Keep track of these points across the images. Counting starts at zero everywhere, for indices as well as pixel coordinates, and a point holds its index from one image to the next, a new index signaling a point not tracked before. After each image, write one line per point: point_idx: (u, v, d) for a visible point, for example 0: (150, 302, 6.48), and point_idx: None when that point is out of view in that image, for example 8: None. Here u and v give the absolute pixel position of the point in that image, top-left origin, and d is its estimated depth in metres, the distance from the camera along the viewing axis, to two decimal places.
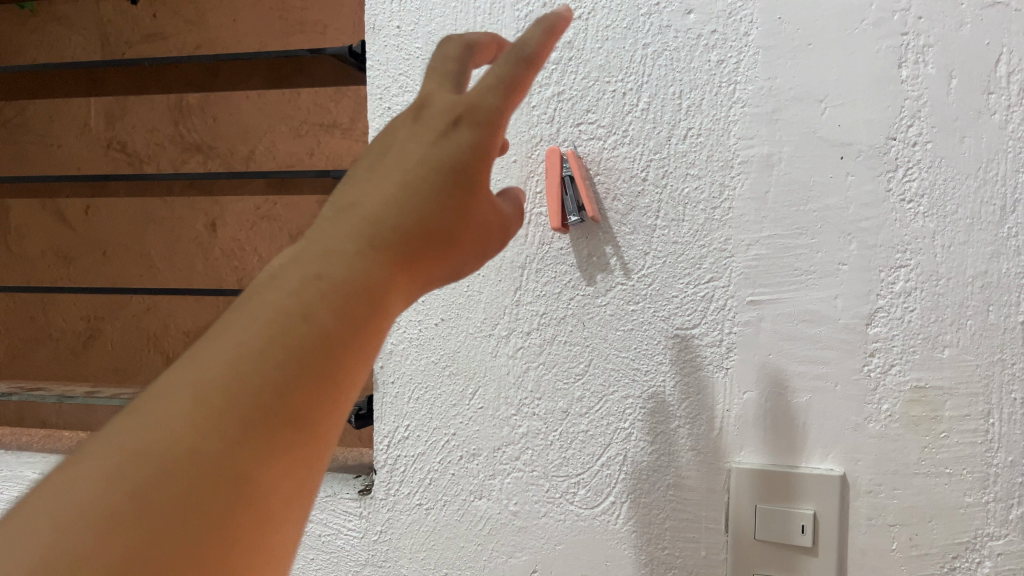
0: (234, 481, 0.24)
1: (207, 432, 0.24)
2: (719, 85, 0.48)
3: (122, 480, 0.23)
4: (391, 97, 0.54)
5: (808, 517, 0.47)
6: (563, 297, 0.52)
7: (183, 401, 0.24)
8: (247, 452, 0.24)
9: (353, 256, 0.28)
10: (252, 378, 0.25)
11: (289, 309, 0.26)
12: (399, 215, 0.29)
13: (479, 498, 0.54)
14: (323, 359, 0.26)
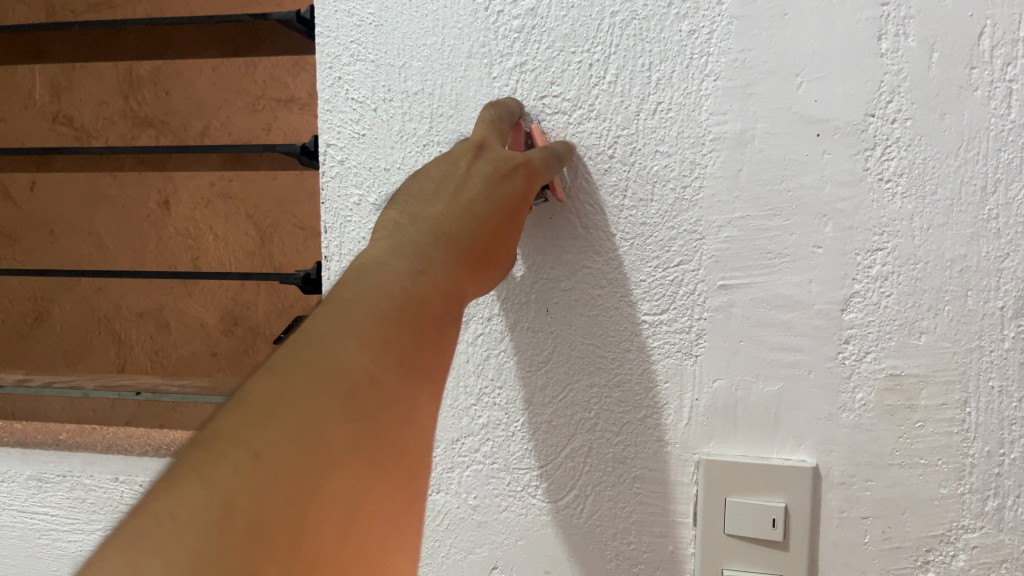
0: (383, 462, 0.26)
1: (360, 409, 0.25)
2: (691, 57, 0.45)
3: (307, 451, 0.23)
4: (341, 67, 0.51)
5: (779, 511, 0.45)
6: (526, 281, 0.49)
7: (327, 378, 0.25)
8: (370, 441, 0.25)
9: (421, 274, 0.33)
10: (361, 373, 0.26)
11: (375, 318, 0.29)
12: (450, 245, 0.36)
13: (436, 492, 0.51)
14: (420, 359, 0.30)
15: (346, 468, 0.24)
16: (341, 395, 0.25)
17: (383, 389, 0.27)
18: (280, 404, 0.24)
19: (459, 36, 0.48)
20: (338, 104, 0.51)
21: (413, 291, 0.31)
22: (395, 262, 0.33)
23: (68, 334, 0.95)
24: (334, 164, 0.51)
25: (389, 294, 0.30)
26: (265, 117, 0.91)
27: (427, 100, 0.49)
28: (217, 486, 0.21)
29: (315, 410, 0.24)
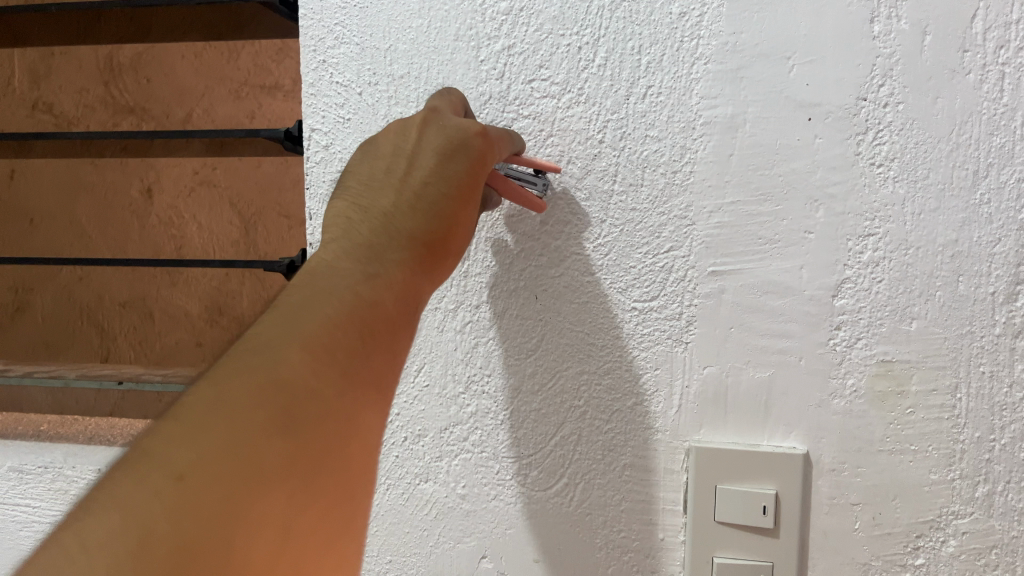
0: (342, 469, 0.26)
1: (295, 425, 0.25)
2: (681, 40, 0.44)
3: (263, 460, 0.23)
4: (326, 49, 0.50)
5: (770, 498, 0.44)
6: (514, 268, 0.48)
7: (264, 396, 0.25)
8: (310, 460, 0.25)
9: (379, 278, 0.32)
10: (299, 388, 0.26)
11: (318, 330, 0.28)
12: (404, 241, 0.34)
13: (424, 481, 0.51)
14: (365, 371, 0.29)
15: (305, 473, 0.25)
16: (302, 401, 0.26)
17: (345, 398, 0.27)
18: (242, 406, 0.24)
19: (446, 19, 0.47)
20: (322, 88, 0.50)
21: (374, 296, 0.31)
22: (356, 265, 0.32)
23: (48, 326, 0.91)
24: (319, 149, 0.50)
25: (352, 297, 0.30)
26: (249, 104, 0.89)
27: (414, 84, 0.48)
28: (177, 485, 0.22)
29: (275, 415, 0.25)
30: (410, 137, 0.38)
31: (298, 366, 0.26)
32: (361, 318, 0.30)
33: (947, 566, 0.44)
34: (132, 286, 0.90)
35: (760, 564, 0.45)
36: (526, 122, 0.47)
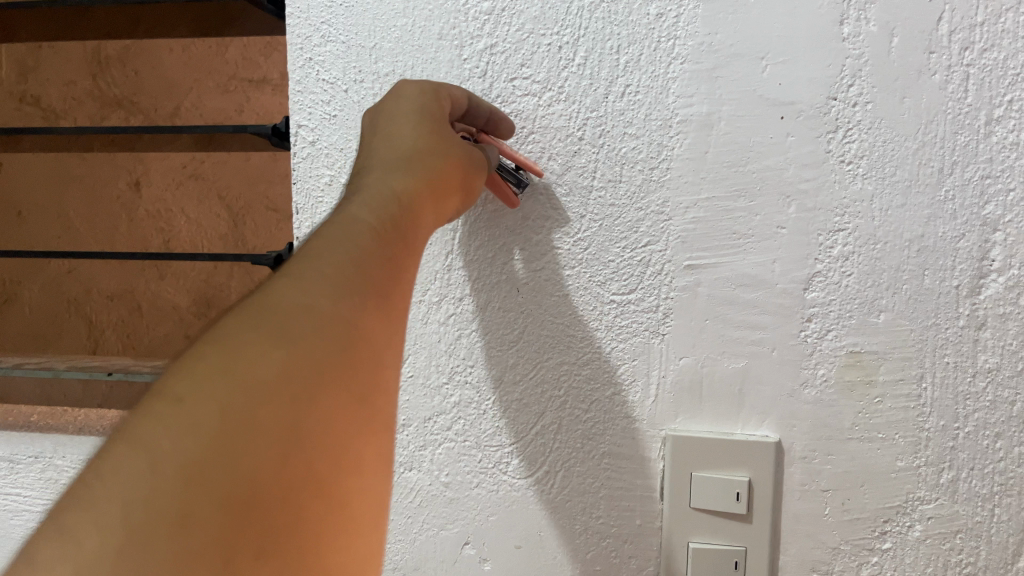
0: (362, 378, 0.26)
1: (298, 343, 0.25)
2: (658, 40, 0.46)
3: (262, 374, 0.24)
4: (312, 47, 0.51)
5: (742, 484, 0.46)
6: (496, 262, 0.49)
7: (266, 326, 0.26)
8: (322, 370, 0.25)
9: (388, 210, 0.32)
10: (302, 312, 0.26)
11: (324, 262, 0.29)
12: (413, 176, 0.35)
13: (409, 470, 0.52)
14: (377, 289, 0.29)
15: (320, 388, 0.25)
16: (305, 320, 0.26)
17: (360, 318, 0.27)
18: (247, 338, 0.25)
19: (430, 18, 0.49)
20: (308, 85, 0.51)
21: (379, 230, 0.31)
22: (361, 202, 0.32)
23: (42, 316, 0.94)
24: (305, 145, 0.51)
25: (359, 227, 0.30)
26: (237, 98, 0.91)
27: (398, 81, 0.50)
28: (184, 418, 0.23)
29: (276, 337, 0.25)
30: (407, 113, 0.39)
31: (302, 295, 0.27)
32: (369, 247, 0.30)
33: (913, 550, 0.45)
34: (122, 277, 0.93)
35: (733, 548, 0.46)
36: (508, 120, 0.48)
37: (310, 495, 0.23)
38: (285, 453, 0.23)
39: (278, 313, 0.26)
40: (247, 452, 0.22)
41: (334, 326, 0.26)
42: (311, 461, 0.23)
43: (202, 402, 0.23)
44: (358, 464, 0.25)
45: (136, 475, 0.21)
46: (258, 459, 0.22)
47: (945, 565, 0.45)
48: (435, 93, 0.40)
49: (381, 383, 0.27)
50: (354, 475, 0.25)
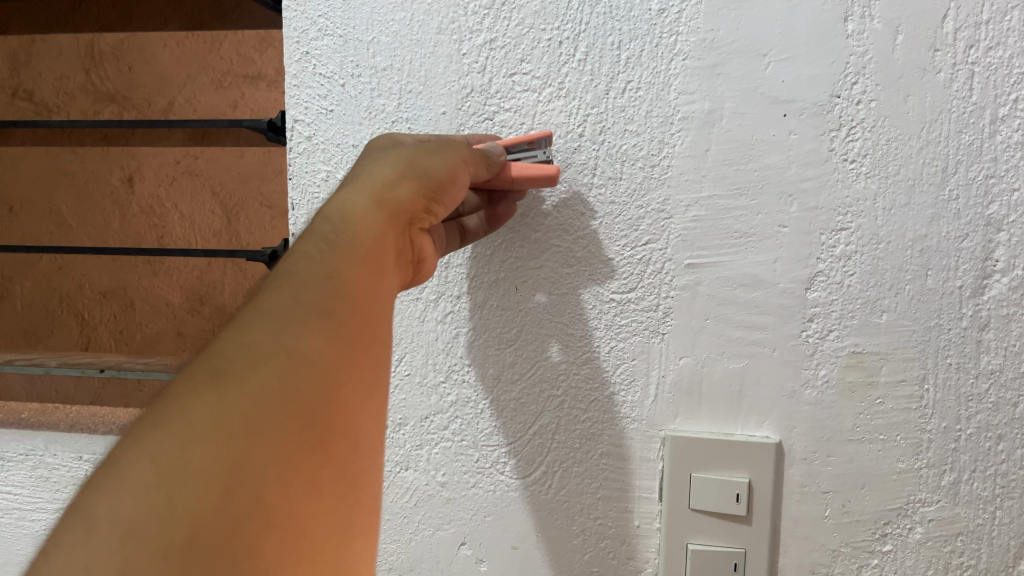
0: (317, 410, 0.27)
1: (243, 385, 0.25)
2: (660, 36, 0.45)
3: (205, 419, 0.24)
4: (308, 41, 0.50)
5: (743, 486, 0.45)
6: (495, 260, 0.49)
7: (210, 371, 0.26)
8: (270, 406, 0.25)
9: (339, 237, 0.32)
10: (245, 356, 0.27)
11: (273, 303, 0.29)
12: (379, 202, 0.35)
13: (405, 469, 0.51)
14: (332, 322, 0.29)
15: (264, 422, 0.25)
16: (248, 360, 0.26)
17: (308, 349, 0.28)
18: (189, 386, 0.25)
19: (429, 11, 0.48)
20: (305, 79, 0.50)
21: (329, 259, 0.31)
22: (312, 233, 0.33)
23: (31, 312, 0.94)
24: (301, 140, 0.51)
25: (315, 266, 0.31)
26: (229, 94, 0.90)
27: (396, 76, 0.49)
28: (127, 475, 0.23)
29: (220, 382, 0.25)
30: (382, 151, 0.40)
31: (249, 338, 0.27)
32: (317, 279, 0.30)
33: (914, 553, 0.45)
34: (111, 275, 0.93)
35: (732, 550, 0.46)
36: (507, 115, 0.48)
37: (263, 526, 0.23)
38: (230, 488, 0.23)
39: (219, 361, 0.26)
40: (187, 497, 0.22)
41: (276, 362, 0.27)
42: (259, 493, 0.23)
43: (141, 460, 0.23)
44: (315, 491, 0.25)
45: (79, 538, 0.21)
46: (200, 500, 0.22)
47: (946, 567, 0.45)
48: (391, 137, 0.42)
49: (337, 408, 0.27)
50: (310, 504, 0.25)
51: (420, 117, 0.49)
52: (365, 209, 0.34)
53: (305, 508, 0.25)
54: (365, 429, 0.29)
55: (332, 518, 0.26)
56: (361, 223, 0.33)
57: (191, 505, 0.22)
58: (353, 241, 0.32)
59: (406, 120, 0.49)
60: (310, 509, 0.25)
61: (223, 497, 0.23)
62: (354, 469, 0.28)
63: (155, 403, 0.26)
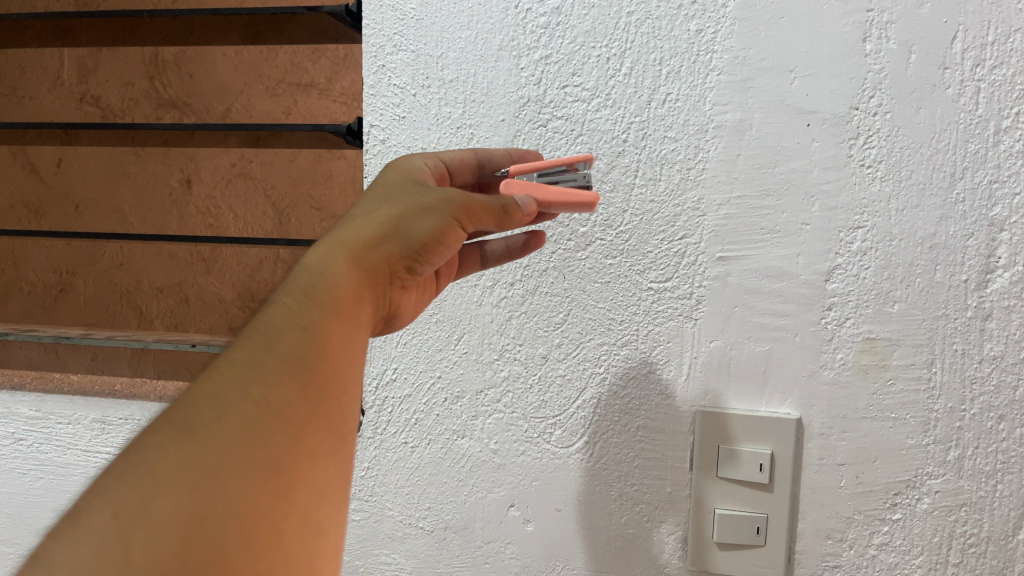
0: (266, 483, 0.31)
1: (203, 447, 0.30)
2: (697, 54, 0.51)
3: (170, 471, 0.29)
4: (385, 55, 0.56)
5: (766, 456, 0.51)
6: (546, 251, 0.55)
7: (179, 427, 0.30)
8: (227, 471, 0.30)
9: (317, 289, 0.37)
10: (209, 415, 0.31)
11: (242, 362, 0.33)
12: (356, 256, 0.39)
13: (461, 437, 0.57)
14: (285, 395, 0.33)
15: (228, 476, 0.30)
16: (213, 419, 0.31)
17: (272, 404, 0.33)
18: (163, 437, 0.30)
19: (492, 30, 0.54)
20: (381, 89, 0.57)
21: (304, 314, 0.36)
22: (292, 283, 0.37)
23: (92, 307, 0.90)
24: (377, 143, 0.57)
25: (278, 332, 0.35)
26: (284, 101, 0.83)
27: (461, 87, 0.55)
28: (98, 519, 0.27)
29: (190, 435, 0.30)
30: (377, 191, 0.42)
31: (217, 394, 0.32)
32: (289, 337, 0.35)
33: (921, 521, 0.50)
34: (168, 272, 0.88)
35: (755, 514, 0.51)
36: (559, 122, 0.54)
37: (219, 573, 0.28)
38: (188, 540, 0.28)
39: (191, 417, 0.31)
40: (150, 544, 0.27)
41: (244, 418, 0.32)
42: (218, 542, 0.29)
43: (112, 503, 0.27)
44: (272, 539, 0.31)
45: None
46: (164, 550, 0.27)
47: (951, 535, 0.49)
48: (411, 165, 0.44)
49: (295, 462, 0.33)
50: (263, 552, 0.30)
51: (481, 124, 0.55)
52: (341, 267, 0.38)
53: (262, 557, 0.30)
54: (320, 482, 0.34)
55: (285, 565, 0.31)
56: (339, 276, 0.38)
57: (155, 553, 0.27)
58: (330, 294, 0.37)
59: (469, 126, 0.55)
60: (261, 557, 0.30)
61: (183, 547, 0.27)
62: (310, 516, 0.33)
63: (129, 445, 0.30)
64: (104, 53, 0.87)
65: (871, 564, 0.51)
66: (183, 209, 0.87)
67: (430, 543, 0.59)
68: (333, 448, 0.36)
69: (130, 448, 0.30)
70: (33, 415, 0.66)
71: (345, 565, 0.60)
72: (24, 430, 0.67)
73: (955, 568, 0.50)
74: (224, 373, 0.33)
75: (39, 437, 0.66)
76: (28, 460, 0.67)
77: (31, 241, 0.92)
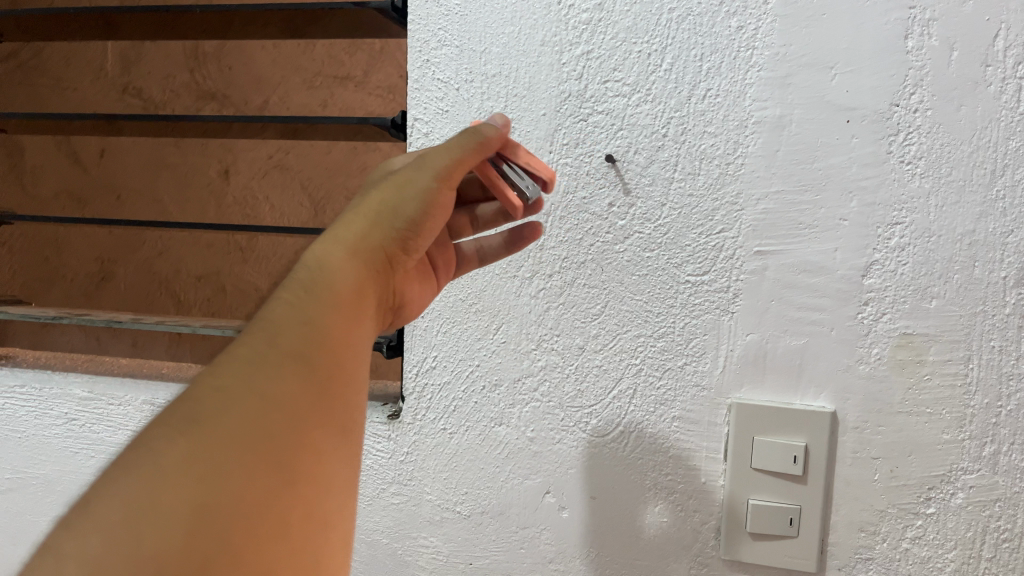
0: (274, 473, 0.33)
1: (210, 438, 0.32)
2: (738, 50, 0.51)
3: (177, 462, 0.30)
4: (429, 50, 0.58)
5: (800, 448, 0.51)
6: (584, 243, 0.56)
7: (186, 422, 0.32)
8: (233, 461, 0.31)
9: (316, 285, 0.38)
10: (216, 407, 0.33)
11: (247, 357, 0.35)
12: (353, 249, 0.40)
13: (499, 425, 0.59)
14: (290, 387, 0.35)
15: (233, 467, 0.31)
16: (219, 411, 0.33)
17: (277, 396, 0.34)
18: (170, 429, 0.32)
19: (534, 26, 0.55)
20: (425, 84, 0.58)
21: (304, 308, 0.37)
22: (293, 279, 0.39)
23: (132, 295, 0.95)
24: (420, 136, 0.59)
25: (281, 328, 0.36)
26: (321, 94, 0.89)
27: (503, 82, 0.56)
28: (109, 511, 0.29)
29: (198, 426, 0.32)
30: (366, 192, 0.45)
31: (224, 388, 0.33)
32: (290, 331, 0.36)
33: (955, 516, 0.50)
34: (207, 261, 0.92)
35: (789, 506, 0.52)
36: (599, 117, 0.54)
37: (226, 560, 0.30)
38: (194, 528, 0.29)
39: (197, 411, 0.32)
40: (156, 533, 0.28)
41: (248, 410, 0.33)
42: (225, 531, 0.30)
43: (120, 495, 0.29)
44: (280, 529, 0.32)
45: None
46: (170, 536, 0.29)
47: (984, 530, 0.50)
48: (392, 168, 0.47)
49: (301, 453, 0.34)
50: (271, 540, 0.32)
51: (522, 118, 0.56)
52: (338, 257, 0.40)
53: (268, 547, 0.32)
54: (328, 473, 0.36)
55: (295, 553, 0.33)
56: (335, 271, 0.39)
57: (162, 541, 0.28)
58: (328, 285, 0.38)
59: (510, 120, 0.56)
60: (268, 548, 0.31)
61: (190, 535, 0.29)
62: (318, 505, 0.35)
63: (139, 439, 0.32)
64: (147, 46, 0.91)
65: (904, 558, 0.51)
66: (222, 198, 0.92)
67: (467, 527, 0.60)
68: (339, 439, 0.37)
69: (139, 442, 0.32)
70: (85, 396, 0.68)
71: (383, 547, 0.62)
72: (77, 410, 0.68)
73: (988, 562, 0.50)
74: (230, 367, 0.34)
75: (90, 418, 0.68)
76: (81, 439, 0.68)
77: (74, 229, 0.96)
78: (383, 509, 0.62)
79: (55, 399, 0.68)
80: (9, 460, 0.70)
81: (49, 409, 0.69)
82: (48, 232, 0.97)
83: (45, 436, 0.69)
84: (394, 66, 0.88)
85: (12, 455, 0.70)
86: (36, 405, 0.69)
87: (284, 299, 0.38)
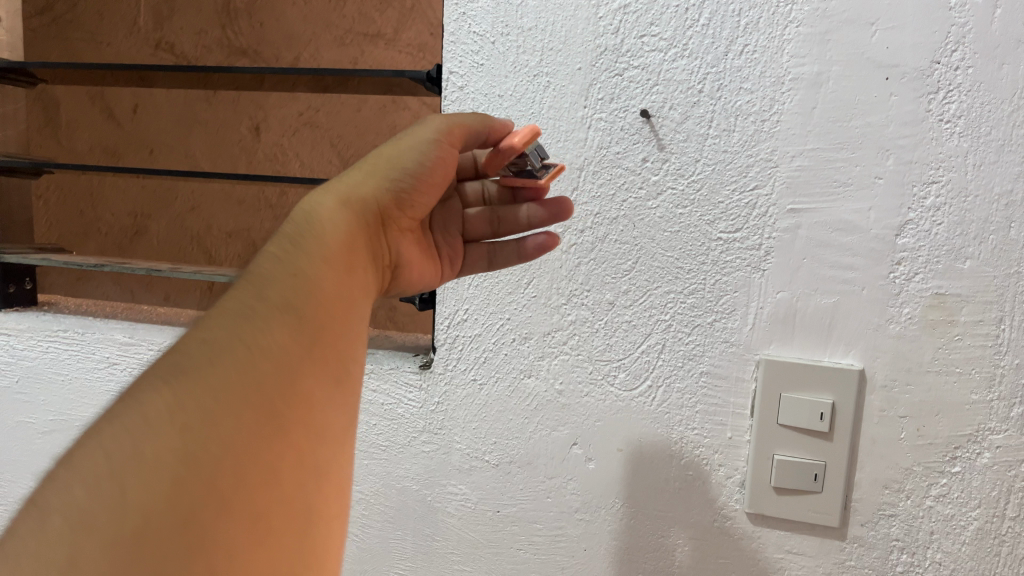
0: (262, 424, 0.34)
1: (195, 390, 0.33)
2: (778, 5, 0.51)
3: (161, 415, 0.31)
4: (466, 3, 0.58)
5: (827, 406, 0.52)
6: (617, 199, 0.56)
7: (171, 377, 0.33)
8: (222, 412, 0.32)
9: (305, 241, 0.40)
10: (202, 360, 0.34)
11: (234, 313, 0.36)
12: (344, 210, 0.42)
13: (528, 376, 0.60)
14: (278, 341, 0.36)
15: (222, 416, 0.32)
16: (205, 364, 0.34)
17: (265, 348, 0.35)
18: (156, 384, 0.33)
19: None
20: (461, 37, 0.58)
21: (292, 262, 0.38)
22: (282, 236, 0.40)
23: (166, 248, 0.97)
24: (455, 89, 0.59)
25: (268, 284, 0.37)
26: (351, 50, 0.93)
27: (539, 35, 0.56)
28: (92, 464, 0.30)
29: (182, 380, 0.33)
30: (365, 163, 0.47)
31: (210, 344, 0.35)
32: (278, 285, 0.37)
33: (980, 475, 0.50)
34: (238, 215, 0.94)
35: (813, 462, 0.53)
36: (635, 72, 0.54)
37: (214, 506, 0.31)
38: (180, 478, 0.30)
39: (185, 364, 0.34)
40: (142, 484, 0.29)
41: (235, 361, 0.34)
42: (213, 477, 0.31)
43: (104, 450, 0.30)
44: (270, 475, 0.33)
45: (36, 527, 0.28)
46: (154, 487, 0.29)
47: (1009, 490, 0.50)
48: None
49: (291, 401, 0.35)
50: (261, 486, 0.33)
51: (558, 71, 0.56)
52: (329, 211, 0.42)
53: (259, 492, 0.33)
54: (319, 423, 0.37)
55: (285, 499, 0.34)
56: (325, 228, 0.41)
57: (147, 492, 0.29)
58: (318, 243, 0.40)
59: (545, 74, 0.57)
60: (260, 493, 0.33)
61: (175, 483, 0.30)
62: (310, 451, 0.36)
63: (128, 394, 0.33)
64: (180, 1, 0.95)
65: (927, 516, 0.52)
66: (253, 154, 0.95)
67: (495, 476, 0.61)
68: (333, 389, 0.38)
69: (131, 394, 0.33)
70: (126, 341, 0.70)
71: (414, 494, 0.64)
72: (118, 355, 0.70)
73: (1012, 521, 0.50)
74: (216, 326, 0.36)
75: (131, 363, 0.70)
76: (123, 383, 0.70)
77: (108, 182, 0.98)
78: (413, 457, 0.63)
79: (97, 344, 0.70)
80: (51, 402, 0.73)
81: (91, 354, 0.71)
82: (84, 184, 0.99)
83: (87, 379, 0.71)
84: (423, 22, 0.91)
85: (54, 398, 0.72)
86: (78, 349, 0.71)
87: (272, 260, 0.39)
